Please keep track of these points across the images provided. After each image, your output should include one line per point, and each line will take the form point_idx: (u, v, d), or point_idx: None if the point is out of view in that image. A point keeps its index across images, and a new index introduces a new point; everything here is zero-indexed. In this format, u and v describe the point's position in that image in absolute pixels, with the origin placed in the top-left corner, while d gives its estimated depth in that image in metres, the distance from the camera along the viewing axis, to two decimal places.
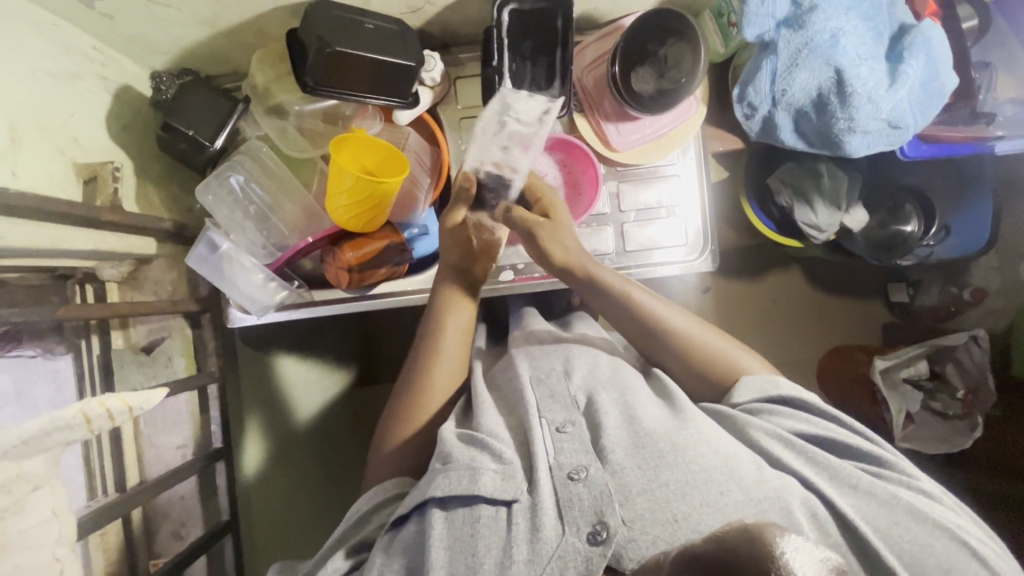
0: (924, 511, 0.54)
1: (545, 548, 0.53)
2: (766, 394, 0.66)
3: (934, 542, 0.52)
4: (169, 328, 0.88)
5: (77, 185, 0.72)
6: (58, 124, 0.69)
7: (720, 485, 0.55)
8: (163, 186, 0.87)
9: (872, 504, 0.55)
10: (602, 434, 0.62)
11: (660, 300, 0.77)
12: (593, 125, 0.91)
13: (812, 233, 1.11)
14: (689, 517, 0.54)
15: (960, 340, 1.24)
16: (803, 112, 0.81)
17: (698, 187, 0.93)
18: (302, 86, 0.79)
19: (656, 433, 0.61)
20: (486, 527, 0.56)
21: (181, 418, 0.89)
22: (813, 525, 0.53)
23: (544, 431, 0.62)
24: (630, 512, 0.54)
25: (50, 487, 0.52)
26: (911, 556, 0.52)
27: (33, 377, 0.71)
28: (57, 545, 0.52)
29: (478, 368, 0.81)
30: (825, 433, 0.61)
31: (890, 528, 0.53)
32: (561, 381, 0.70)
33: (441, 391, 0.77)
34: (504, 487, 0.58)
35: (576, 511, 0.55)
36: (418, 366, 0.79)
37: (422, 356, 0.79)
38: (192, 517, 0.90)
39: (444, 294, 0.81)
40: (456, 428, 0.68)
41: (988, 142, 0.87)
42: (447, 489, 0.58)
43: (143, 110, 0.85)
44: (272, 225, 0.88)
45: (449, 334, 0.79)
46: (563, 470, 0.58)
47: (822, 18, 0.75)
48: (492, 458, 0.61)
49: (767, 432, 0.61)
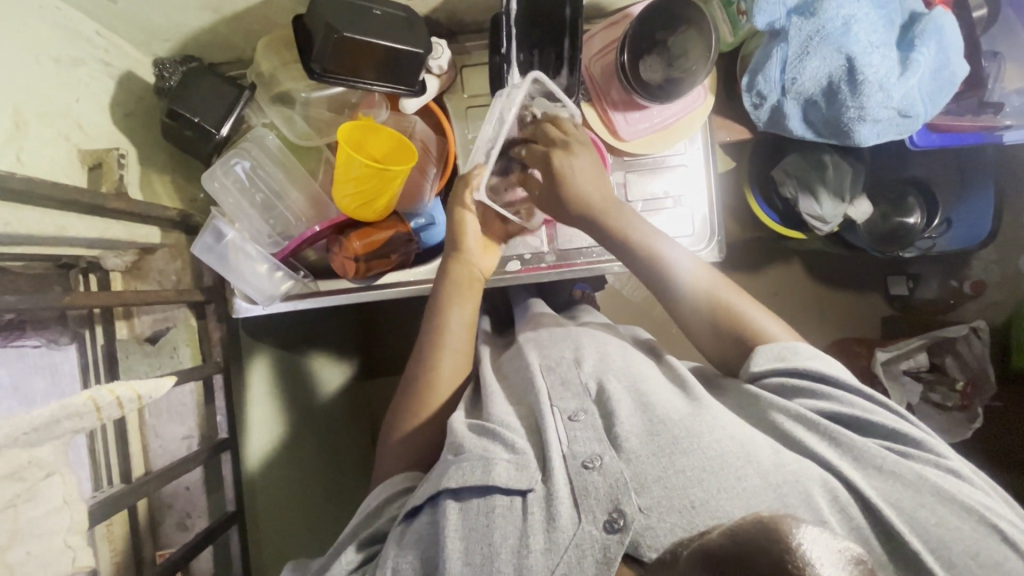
0: (951, 493, 0.54)
1: (561, 537, 0.53)
2: (784, 364, 0.65)
3: (961, 524, 0.53)
4: (173, 319, 0.87)
5: (82, 171, 0.70)
6: (63, 110, 0.68)
7: (738, 470, 0.56)
8: (167, 175, 0.86)
9: (898, 486, 0.55)
10: (615, 420, 0.62)
11: (672, 244, 0.79)
12: (601, 114, 0.91)
13: (815, 224, 1.12)
14: (707, 504, 0.54)
15: (961, 332, 1.27)
16: (813, 101, 0.81)
17: (703, 176, 0.93)
18: (309, 73, 0.78)
19: (671, 420, 0.61)
20: (501, 518, 0.56)
21: (186, 409, 0.89)
22: (834, 511, 0.54)
23: (555, 418, 0.63)
24: (646, 499, 0.54)
25: (60, 475, 0.51)
26: (938, 540, 0.52)
27: (29, 370, 0.69)
28: (69, 532, 0.51)
29: (486, 358, 0.81)
30: (851, 410, 0.61)
31: (915, 511, 0.54)
32: (572, 368, 0.70)
33: (448, 383, 0.77)
34: (519, 477, 0.58)
35: (592, 499, 0.55)
36: (423, 360, 0.78)
37: (428, 349, 0.78)
38: (198, 509, 0.89)
39: (448, 284, 0.80)
40: (465, 418, 0.68)
41: (996, 132, 0.86)
42: (460, 480, 0.58)
43: (146, 97, 0.84)
44: (278, 214, 0.87)
45: (450, 322, 0.78)
46: (577, 459, 0.58)
47: (834, 5, 0.75)
48: (504, 448, 0.61)
49: (792, 416, 0.61)
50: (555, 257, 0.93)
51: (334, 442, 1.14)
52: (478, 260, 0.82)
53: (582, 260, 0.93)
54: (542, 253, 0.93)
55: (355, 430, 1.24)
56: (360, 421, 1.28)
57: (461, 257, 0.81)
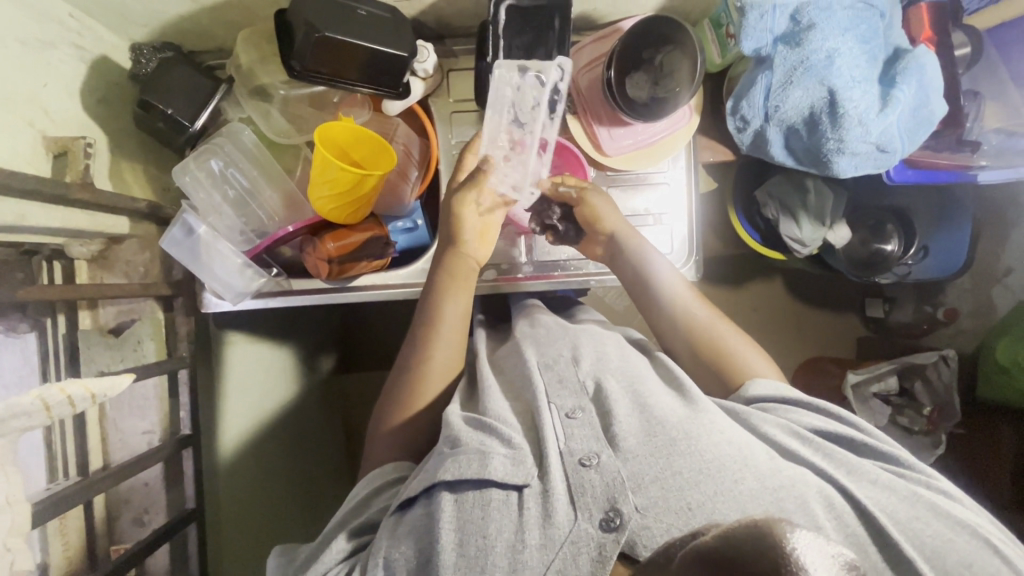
0: (945, 510, 0.56)
1: (558, 533, 0.54)
2: (779, 393, 0.69)
3: (955, 537, 0.54)
4: (139, 312, 0.86)
5: (46, 160, 0.68)
6: (28, 94, 0.66)
7: (735, 474, 0.57)
8: (140, 165, 0.84)
9: (894, 500, 0.57)
10: (612, 420, 0.62)
11: (673, 276, 0.84)
12: (585, 128, 0.90)
13: (795, 247, 1.13)
14: (704, 506, 0.54)
15: (931, 360, 1.28)
16: (794, 129, 0.81)
17: (685, 196, 0.93)
18: (289, 70, 0.76)
19: (668, 422, 0.62)
20: (496, 511, 0.56)
21: (148, 402, 0.87)
22: (829, 516, 0.55)
23: (553, 415, 0.63)
24: (642, 499, 0.55)
25: (4, 474, 0.51)
26: (933, 550, 0.53)
27: None
28: (9, 535, 0.51)
29: (483, 353, 0.81)
30: (842, 432, 0.64)
31: (911, 523, 0.55)
32: (569, 367, 0.70)
33: (439, 376, 0.77)
34: (515, 471, 0.58)
35: (588, 497, 0.56)
36: (417, 350, 0.78)
37: (420, 340, 0.78)
38: (157, 504, 0.88)
39: (446, 277, 0.79)
40: (461, 411, 0.68)
41: (971, 171, 0.88)
42: (457, 472, 0.57)
43: (120, 83, 0.81)
44: (251, 212, 0.85)
45: (447, 316, 0.78)
46: (574, 456, 0.59)
47: (819, 37, 0.74)
48: (501, 442, 0.61)
49: (786, 430, 0.64)
50: (533, 267, 0.93)
51: (309, 432, 1.13)
52: (477, 252, 0.81)
53: (561, 273, 0.93)
54: (519, 264, 0.93)
55: (330, 425, 1.25)
56: (334, 416, 1.28)
57: (463, 252, 0.80)
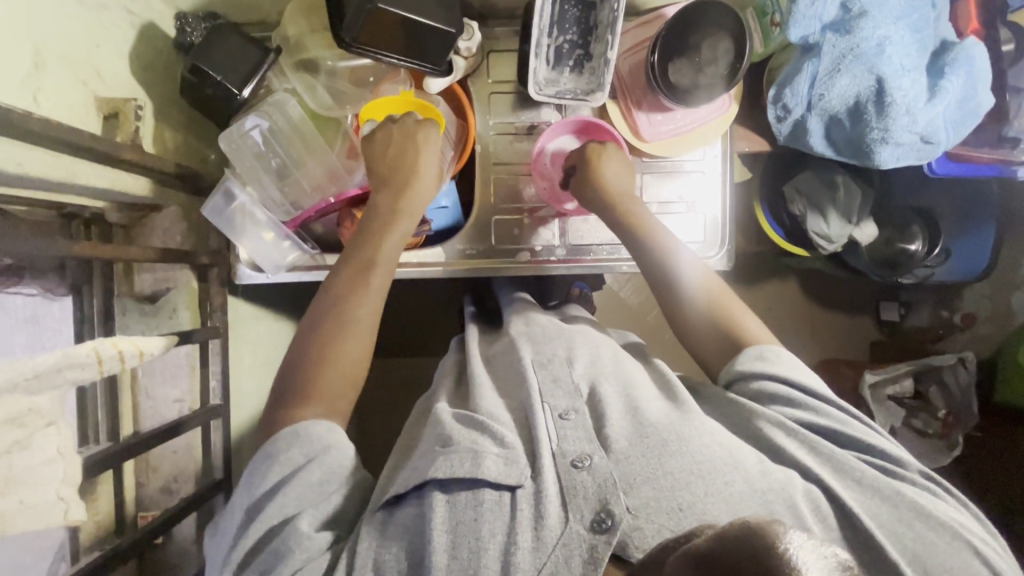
0: (929, 511, 0.57)
1: (549, 536, 0.53)
2: (768, 366, 0.68)
3: (937, 540, 0.55)
4: (175, 280, 0.84)
5: (98, 120, 0.70)
6: (84, 55, 0.67)
7: (726, 476, 0.57)
8: (182, 133, 0.84)
9: (875, 499, 0.58)
10: (605, 423, 0.63)
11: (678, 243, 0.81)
12: (623, 110, 0.91)
13: (821, 243, 1.13)
14: (694, 507, 0.55)
15: (949, 360, 1.27)
16: (837, 120, 0.82)
17: (720, 184, 0.93)
18: (339, 42, 0.77)
19: (659, 425, 0.62)
20: (490, 512, 0.55)
21: (180, 371, 0.86)
22: (815, 518, 0.56)
23: (546, 415, 0.63)
24: (634, 499, 0.55)
25: (56, 425, 0.50)
26: (917, 555, 0.55)
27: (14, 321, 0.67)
28: (61, 485, 0.50)
29: (473, 351, 0.80)
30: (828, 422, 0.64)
31: (894, 525, 0.56)
32: (563, 367, 0.70)
33: (361, 325, 0.71)
34: (508, 472, 0.57)
35: (580, 499, 0.55)
36: (335, 296, 0.72)
37: (345, 281, 0.73)
38: (185, 474, 0.87)
39: (378, 218, 0.76)
40: (451, 409, 0.68)
41: (1012, 166, 0.89)
42: (447, 471, 0.56)
43: (167, 51, 0.82)
44: (292, 182, 0.86)
45: (386, 252, 0.75)
46: (566, 458, 0.59)
47: (871, 24, 0.76)
48: (493, 442, 0.60)
49: (773, 423, 0.63)
50: (566, 251, 0.93)
51: None
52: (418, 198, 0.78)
53: (592, 258, 0.92)
54: (553, 247, 0.92)
55: None
56: None
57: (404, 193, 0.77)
